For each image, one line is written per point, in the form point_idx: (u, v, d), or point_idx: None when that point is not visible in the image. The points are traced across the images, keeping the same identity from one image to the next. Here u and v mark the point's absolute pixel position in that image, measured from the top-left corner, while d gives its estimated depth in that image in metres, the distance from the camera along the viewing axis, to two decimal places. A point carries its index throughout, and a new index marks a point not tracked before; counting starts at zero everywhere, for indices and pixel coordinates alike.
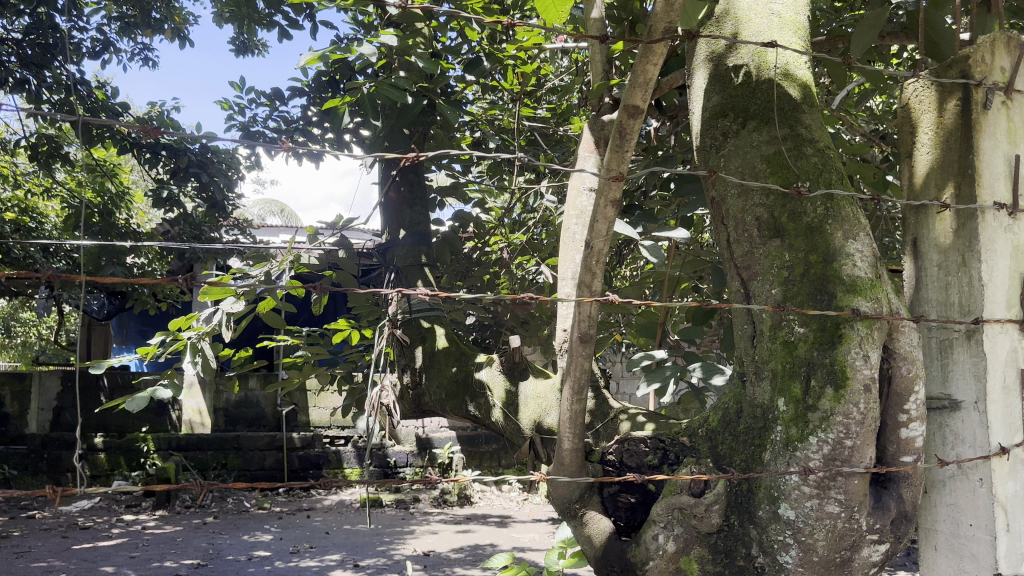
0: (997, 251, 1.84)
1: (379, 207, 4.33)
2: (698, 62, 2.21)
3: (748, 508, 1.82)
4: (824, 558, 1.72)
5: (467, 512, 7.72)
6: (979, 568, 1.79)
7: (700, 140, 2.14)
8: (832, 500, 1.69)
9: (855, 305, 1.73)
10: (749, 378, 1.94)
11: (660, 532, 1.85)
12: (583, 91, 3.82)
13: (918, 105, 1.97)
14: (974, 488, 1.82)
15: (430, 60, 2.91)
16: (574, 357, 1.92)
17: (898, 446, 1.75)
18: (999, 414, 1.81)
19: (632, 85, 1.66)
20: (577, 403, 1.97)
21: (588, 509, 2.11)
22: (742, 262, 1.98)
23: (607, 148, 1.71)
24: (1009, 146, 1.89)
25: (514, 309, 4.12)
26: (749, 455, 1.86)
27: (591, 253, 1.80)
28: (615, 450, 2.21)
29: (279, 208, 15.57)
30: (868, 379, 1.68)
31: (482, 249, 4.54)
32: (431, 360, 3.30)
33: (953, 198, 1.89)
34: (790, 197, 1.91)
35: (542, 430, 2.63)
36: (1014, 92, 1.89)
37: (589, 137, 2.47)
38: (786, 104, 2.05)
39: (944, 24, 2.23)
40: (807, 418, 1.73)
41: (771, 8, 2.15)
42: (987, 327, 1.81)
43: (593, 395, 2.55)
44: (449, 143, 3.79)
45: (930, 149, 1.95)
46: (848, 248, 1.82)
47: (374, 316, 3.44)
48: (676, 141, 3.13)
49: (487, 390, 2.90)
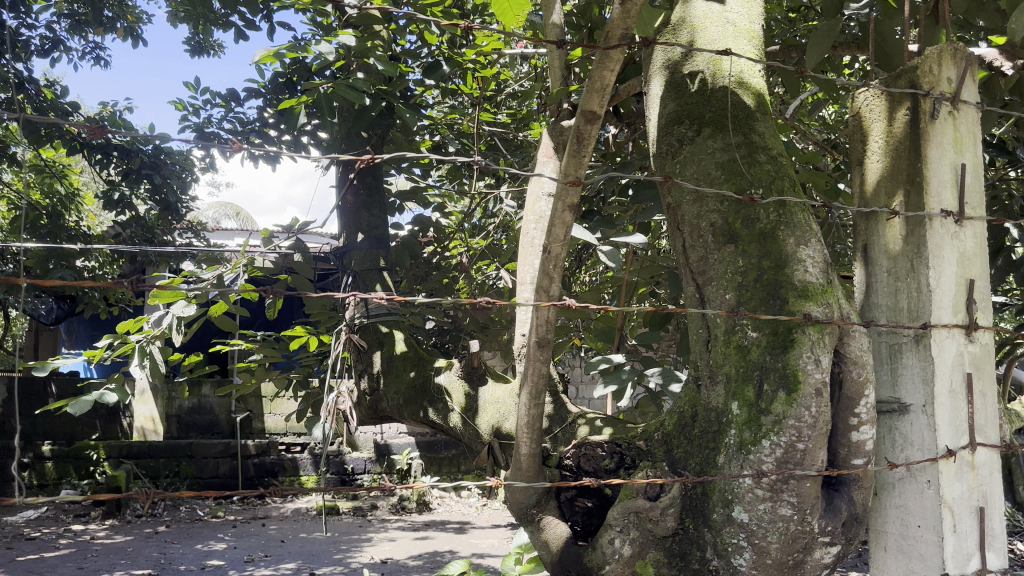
0: (944, 257, 1.88)
1: (336, 211, 4.31)
2: (654, 69, 2.23)
3: (703, 511, 1.83)
4: (777, 560, 1.74)
5: (425, 518, 7.68)
6: (927, 569, 1.82)
7: (656, 147, 2.16)
8: (785, 502, 1.71)
9: (807, 310, 1.76)
10: (704, 382, 1.95)
11: (616, 536, 1.87)
12: (543, 96, 3.84)
13: (869, 113, 2.02)
14: (922, 490, 1.85)
15: (388, 63, 2.90)
16: (532, 362, 1.91)
17: (849, 450, 1.77)
18: (946, 416, 1.85)
19: (589, 90, 1.66)
20: (535, 408, 1.97)
21: (545, 514, 2.11)
22: (697, 267, 2.00)
23: (566, 153, 1.71)
24: (955, 155, 1.93)
25: (473, 313, 4.11)
26: (704, 458, 1.87)
27: (548, 257, 1.80)
28: (572, 455, 2.21)
29: (234, 211, 15.37)
30: (820, 383, 1.71)
31: (442, 253, 4.52)
32: (389, 365, 3.27)
33: (903, 205, 1.93)
34: (743, 203, 1.94)
35: (500, 434, 2.62)
36: (960, 103, 1.94)
37: (548, 143, 2.48)
38: (740, 112, 2.07)
39: (893, 35, 2.32)
40: (760, 421, 1.75)
41: (726, 16, 2.18)
42: (934, 331, 1.85)
43: (551, 399, 2.55)
44: (409, 147, 3.77)
45: (880, 157, 1.99)
46: (799, 254, 1.85)
47: (332, 321, 3.40)
48: (634, 147, 3.16)
49: (446, 395, 2.88)
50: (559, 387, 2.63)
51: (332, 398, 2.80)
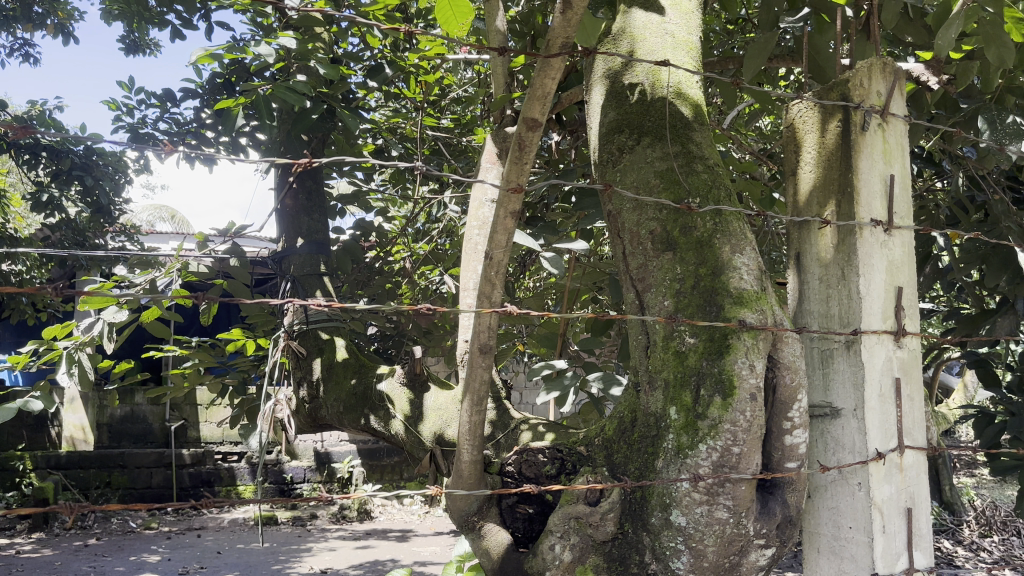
0: (874, 266, 1.92)
1: (274, 214, 4.25)
2: (595, 78, 2.26)
3: (642, 516, 1.85)
4: (714, 563, 1.77)
5: (367, 527, 7.60)
6: (857, 569, 1.88)
7: (598, 155, 2.19)
8: (721, 506, 1.73)
9: (742, 316, 1.79)
10: (643, 388, 1.97)
11: (556, 542, 1.90)
12: (486, 102, 3.84)
13: (803, 125, 2.09)
14: (853, 492, 1.90)
15: (329, 66, 2.87)
16: (473, 368, 1.90)
17: (783, 453, 1.81)
18: (876, 421, 1.90)
19: (530, 98, 1.66)
20: (476, 415, 1.96)
21: (486, 521, 2.11)
22: (637, 274, 2.03)
23: (508, 159, 1.71)
24: (884, 166, 1.98)
25: (416, 319, 4.08)
26: (643, 463, 1.89)
27: (490, 264, 1.79)
28: (514, 461, 2.24)
29: (169, 214, 14.99)
30: (754, 388, 1.74)
31: (384, 258, 4.48)
32: (329, 372, 3.23)
33: (834, 215, 1.99)
34: (681, 212, 1.97)
35: (443, 442, 2.60)
36: (889, 115, 1.99)
37: (491, 149, 2.48)
38: (678, 122, 2.11)
39: (827, 48, 2.38)
40: (697, 425, 1.77)
41: (664, 27, 2.22)
42: (864, 337, 1.90)
43: (494, 405, 2.56)
44: (351, 151, 3.74)
45: (812, 168, 2.06)
46: (734, 262, 1.88)
47: (270, 326, 3.34)
48: (577, 154, 3.18)
49: (387, 402, 2.85)
50: (502, 393, 2.63)
51: (269, 406, 2.74)
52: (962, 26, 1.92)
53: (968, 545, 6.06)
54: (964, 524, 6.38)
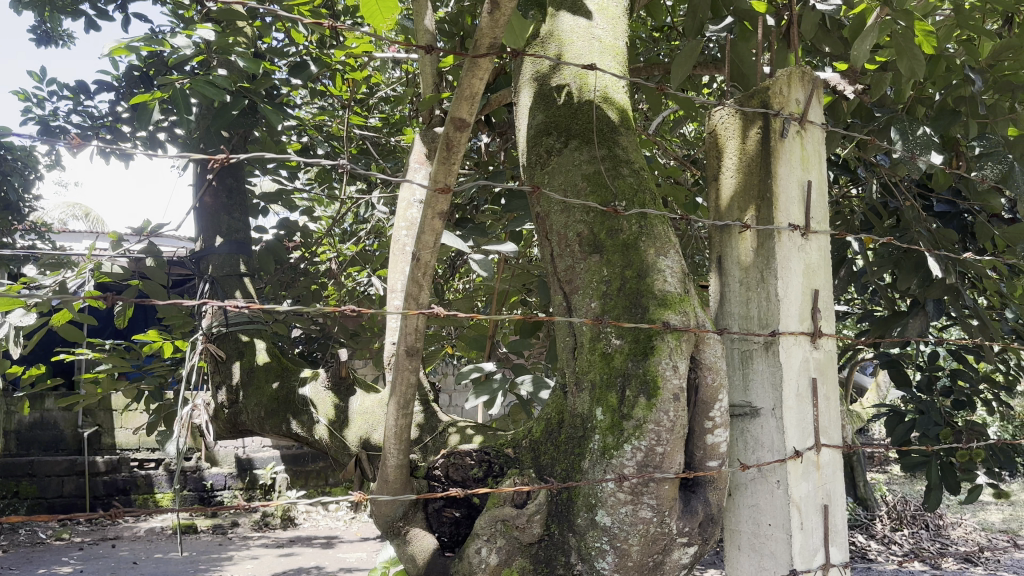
0: (791, 269, 1.99)
1: (192, 212, 4.13)
2: (523, 81, 2.27)
3: (568, 517, 1.86)
4: (638, 562, 1.78)
5: (291, 534, 7.46)
6: (777, 565, 1.92)
7: (525, 157, 2.19)
8: (645, 505, 1.75)
9: (665, 318, 1.81)
10: (570, 389, 1.99)
11: (483, 545, 1.88)
12: (414, 102, 3.82)
13: (724, 131, 2.12)
14: (772, 489, 1.94)
15: (251, 61, 2.80)
16: (400, 370, 1.87)
17: (705, 452, 1.84)
18: (794, 419, 1.95)
19: (458, 98, 1.64)
20: (403, 418, 1.93)
21: (412, 526, 2.09)
22: (565, 276, 2.04)
23: (435, 159, 1.69)
24: (802, 172, 2.05)
25: (342, 321, 4.04)
26: (570, 464, 1.90)
27: (417, 265, 1.77)
28: (441, 465, 2.19)
29: (83, 212, 14.40)
30: (677, 389, 1.76)
31: (309, 259, 4.42)
32: (250, 377, 3.15)
33: (754, 219, 2.04)
34: (608, 215, 1.99)
35: (368, 446, 2.56)
36: (807, 123, 2.06)
37: (420, 149, 2.46)
38: (605, 126, 2.13)
39: (749, 57, 2.45)
40: (622, 426, 1.79)
41: (592, 32, 2.24)
42: (782, 338, 1.95)
43: (421, 408, 2.54)
44: (275, 148, 3.67)
45: (733, 174, 2.10)
46: (659, 264, 1.90)
47: (187, 328, 3.25)
48: (506, 157, 3.19)
49: (310, 407, 2.79)
50: (429, 395, 2.62)
51: (187, 411, 2.64)
52: (876, 38, 2.00)
53: (880, 539, 6.33)
54: (876, 518, 6.62)
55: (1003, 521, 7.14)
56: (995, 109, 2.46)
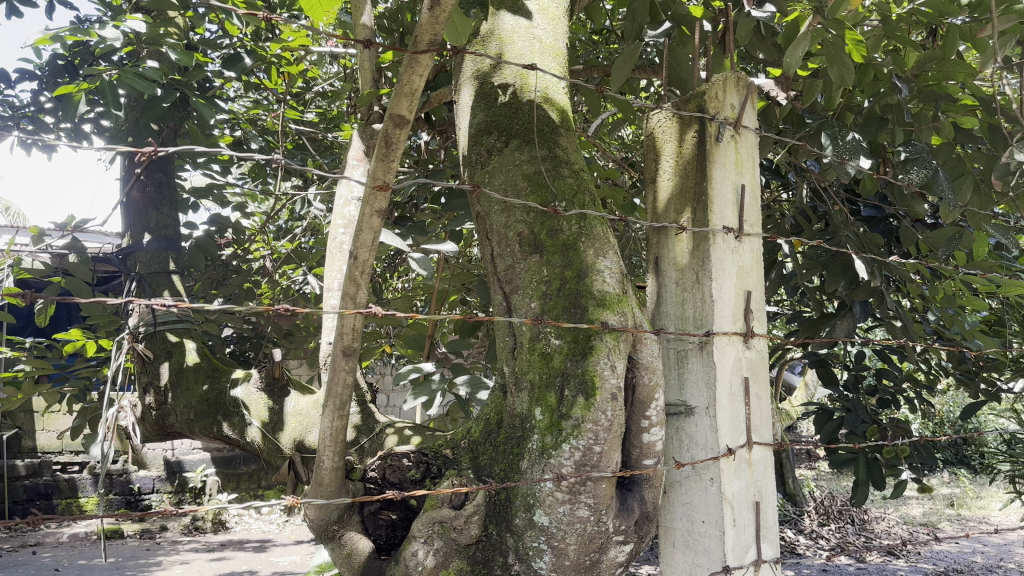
0: (725, 271, 2.02)
1: (119, 207, 4.00)
2: (464, 78, 2.26)
3: (505, 517, 1.86)
4: (575, 561, 1.79)
5: (222, 538, 7.29)
6: (710, 562, 1.96)
7: (466, 156, 2.18)
8: (582, 504, 1.75)
9: (604, 318, 1.83)
10: (509, 390, 1.98)
11: (420, 548, 1.85)
12: (352, 98, 3.77)
13: (661, 134, 2.17)
14: (706, 487, 1.97)
15: (183, 52, 2.73)
16: (336, 371, 1.83)
17: (641, 450, 1.86)
18: (726, 418, 1.99)
19: (397, 94, 1.62)
20: (338, 420, 1.89)
21: (347, 529, 2.03)
22: (504, 276, 2.03)
23: (374, 156, 1.67)
24: (736, 176, 2.08)
25: (276, 320, 3.96)
26: (508, 464, 1.90)
27: (354, 263, 1.74)
28: (377, 467, 2.16)
29: (3, 206, 13.82)
30: (615, 388, 1.78)
31: (241, 256, 4.33)
32: (179, 378, 3.07)
33: (690, 221, 2.07)
34: (548, 216, 1.99)
35: (302, 448, 2.51)
36: (741, 127, 2.10)
37: (358, 146, 2.41)
38: (546, 126, 2.13)
39: (687, 62, 2.48)
40: (560, 425, 1.79)
41: (532, 32, 2.24)
42: (716, 338, 1.99)
43: (358, 409, 2.51)
44: (206, 142, 3.58)
45: (670, 176, 2.14)
46: (598, 265, 1.92)
47: (113, 326, 3.15)
48: (446, 155, 3.18)
49: (242, 408, 2.72)
50: (366, 396, 2.59)
51: (113, 413, 2.49)
52: (808, 46, 2.05)
53: (808, 533, 6.51)
54: (804, 513, 6.80)
55: (922, 514, 7.42)
56: (920, 117, 2.55)
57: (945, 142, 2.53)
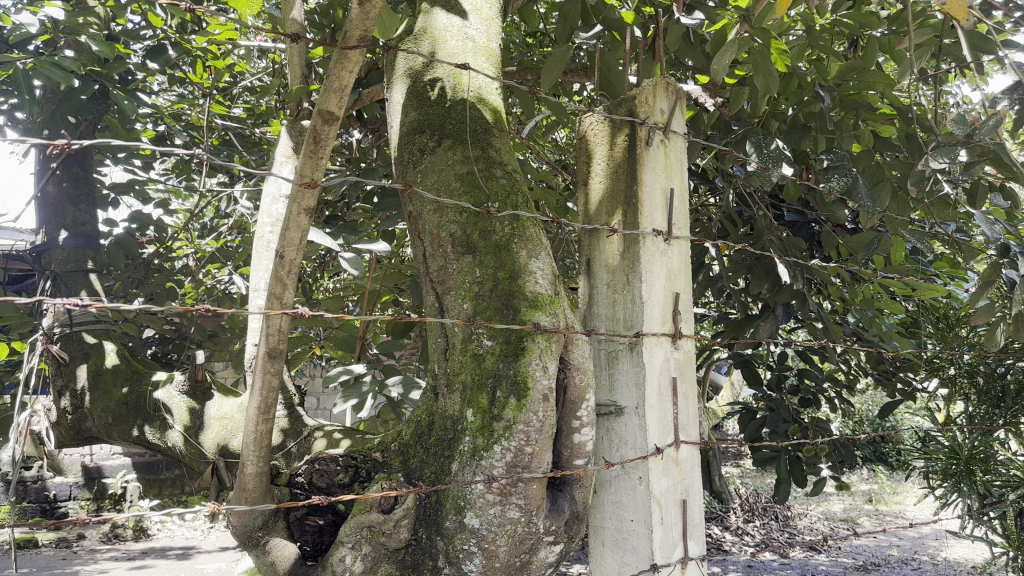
0: (655, 272, 2.04)
1: (33, 203, 3.83)
2: (396, 76, 2.23)
3: (435, 519, 1.83)
4: (505, 563, 1.78)
5: (144, 546, 7.05)
6: (638, 560, 1.97)
7: (398, 155, 2.15)
8: (513, 505, 1.75)
9: (537, 319, 1.83)
10: (441, 391, 1.96)
11: (347, 553, 1.82)
12: (280, 94, 3.70)
13: (593, 137, 2.19)
14: (635, 486, 1.99)
15: (103, 43, 2.63)
16: (262, 374, 1.78)
17: (571, 451, 1.87)
18: (655, 417, 2.01)
19: (326, 90, 1.59)
20: (263, 424, 1.84)
21: (272, 536, 1.99)
22: (436, 277, 2.01)
23: (302, 153, 1.63)
24: (665, 179, 2.11)
25: (199, 321, 3.85)
26: (438, 467, 1.87)
27: (281, 262, 1.69)
28: (304, 472, 2.13)
29: None
30: (547, 389, 1.78)
31: (164, 255, 4.20)
32: (96, 380, 2.95)
33: (621, 224, 2.09)
34: (481, 216, 1.98)
35: (226, 453, 2.44)
36: (670, 132, 2.13)
37: (286, 142, 2.36)
38: (479, 126, 2.12)
39: (617, 66, 2.51)
40: (492, 427, 1.78)
41: (465, 32, 2.22)
42: (645, 339, 2.01)
43: (285, 412, 2.45)
44: (126, 136, 3.45)
45: (602, 179, 2.16)
46: (530, 266, 1.92)
47: (25, 327, 3.01)
48: (378, 154, 3.14)
49: (163, 411, 2.63)
50: (294, 398, 2.54)
51: (25, 417, 2.34)
52: (735, 54, 2.05)
53: (734, 530, 6.68)
54: (730, 510, 6.94)
55: (842, 510, 7.68)
56: (842, 125, 2.63)
57: (865, 150, 2.61)
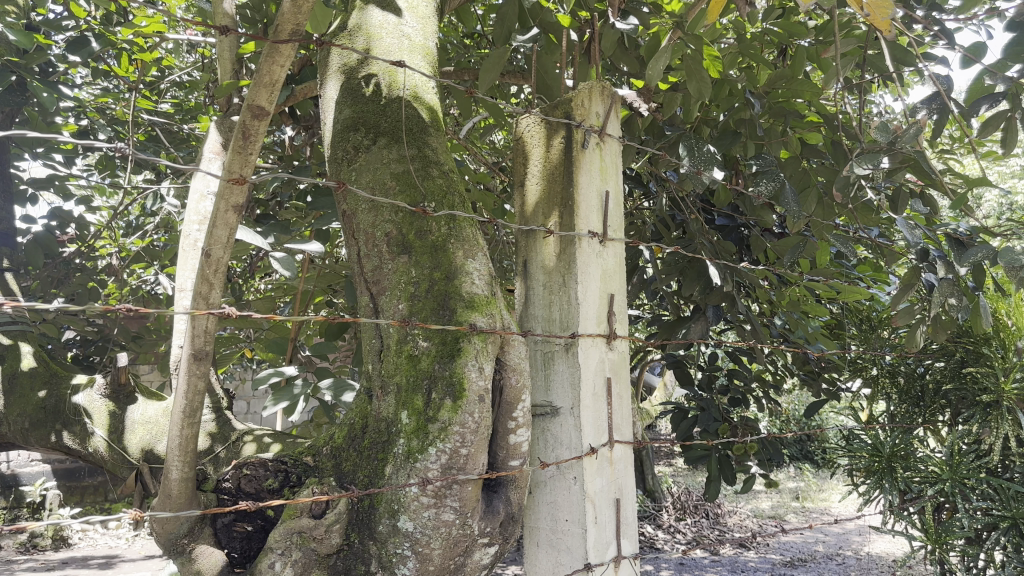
0: (590, 274, 2.06)
1: None
2: (330, 72, 2.20)
3: (368, 524, 1.79)
4: (440, 566, 1.76)
5: (64, 556, 6.76)
6: (572, 560, 1.98)
7: (331, 152, 2.11)
8: (447, 508, 1.73)
9: (473, 320, 1.82)
10: (376, 393, 1.93)
11: (276, 559, 1.77)
12: (210, 89, 3.61)
13: (530, 138, 2.19)
14: (569, 485, 1.99)
15: (21, 31, 2.51)
16: (187, 376, 1.72)
17: (507, 452, 1.86)
18: (590, 418, 2.02)
19: (256, 85, 1.55)
20: (188, 428, 1.78)
21: (197, 543, 1.92)
22: (371, 277, 1.98)
23: (230, 148, 1.58)
24: (600, 182, 2.13)
25: (123, 322, 3.71)
26: (371, 470, 1.83)
27: (207, 261, 1.64)
28: (232, 477, 2.07)
29: None
30: (483, 390, 1.77)
31: (85, 253, 4.04)
32: (12, 384, 2.81)
33: (557, 225, 2.10)
34: (416, 216, 1.96)
35: (151, 458, 2.35)
36: (606, 135, 2.14)
37: (215, 138, 2.28)
38: (414, 125, 2.10)
39: (553, 68, 2.52)
40: (427, 429, 1.75)
41: (401, 29, 2.20)
42: (581, 340, 2.02)
43: (212, 416, 2.38)
44: (45, 129, 3.31)
45: (538, 180, 2.16)
46: (467, 267, 1.90)
47: None
48: (311, 152, 3.08)
49: (84, 416, 2.52)
50: (223, 401, 2.47)
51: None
52: (669, 59, 1.99)
53: (666, 529, 6.78)
54: (663, 509, 7.04)
55: (771, 508, 7.88)
56: (771, 132, 2.68)
57: (793, 157, 2.68)
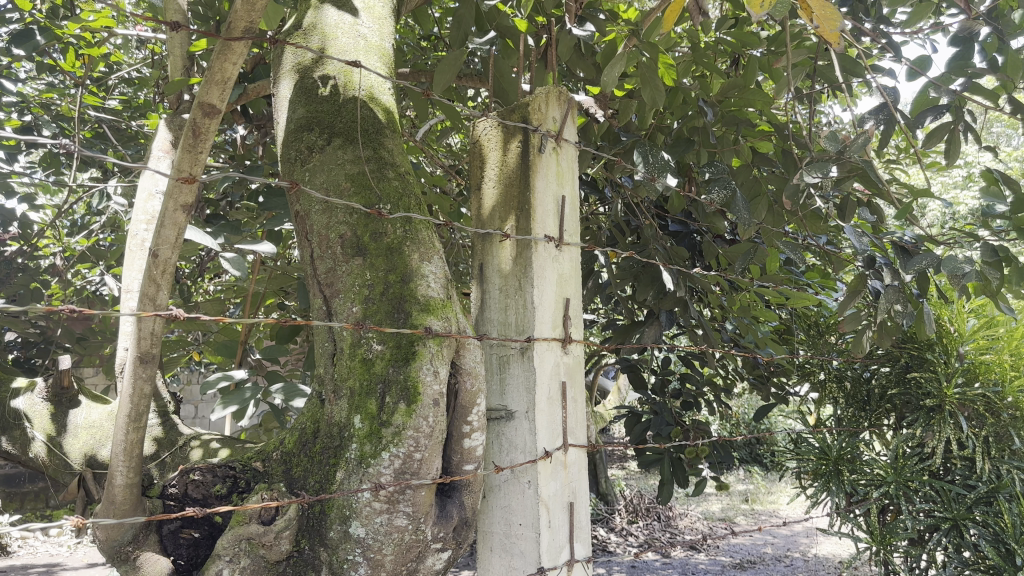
0: (546, 278, 2.06)
1: None
2: (284, 71, 2.17)
3: (319, 530, 1.77)
4: (392, 571, 1.74)
5: (2, 565, 6.56)
6: (525, 564, 1.97)
7: (284, 152, 2.08)
8: (400, 513, 1.72)
9: (428, 323, 1.81)
10: (327, 398, 1.90)
11: (224, 567, 1.70)
12: (159, 86, 3.52)
13: (487, 142, 2.18)
14: (523, 490, 1.99)
15: None
16: (132, 379, 1.68)
17: (461, 456, 1.85)
18: (545, 422, 2.02)
19: (207, 82, 1.52)
20: (134, 433, 1.72)
21: (143, 550, 1.87)
22: (324, 279, 1.95)
23: (179, 146, 1.54)
24: (557, 187, 2.14)
25: (66, 324, 3.60)
26: (323, 475, 1.81)
27: (154, 262, 1.60)
28: (178, 483, 2.01)
29: None
30: (437, 394, 1.76)
31: (27, 252, 3.91)
32: None
33: (513, 229, 2.09)
34: (371, 217, 1.93)
35: (94, 463, 2.29)
36: (562, 140, 2.15)
37: (164, 136, 2.22)
38: (370, 126, 2.07)
39: (510, 72, 2.52)
40: (380, 433, 1.74)
41: (357, 30, 2.18)
42: (536, 344, 2.02)
43: (158, 420, 2.33)
44: None
45: (494, 184, 2.15)
46: (423, 269, 1.89)
47: None
48: (264, 152, 3.04)
49: (24, 421, 2.43)
50: (169, 406, 2.41)
51: None
52: (626, 66, 1.99)
53: (619, 531, 6.84)
54: (615, 512, 7.11)
55: (722, 510, 8.01)
56: (723, 140, 2.72)
57: (744, 165, 2.72)
